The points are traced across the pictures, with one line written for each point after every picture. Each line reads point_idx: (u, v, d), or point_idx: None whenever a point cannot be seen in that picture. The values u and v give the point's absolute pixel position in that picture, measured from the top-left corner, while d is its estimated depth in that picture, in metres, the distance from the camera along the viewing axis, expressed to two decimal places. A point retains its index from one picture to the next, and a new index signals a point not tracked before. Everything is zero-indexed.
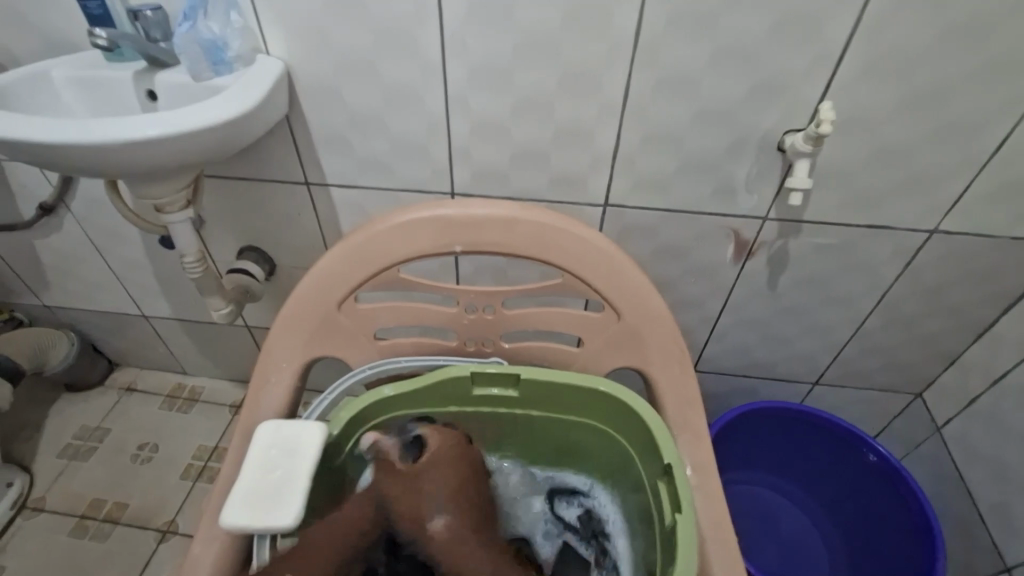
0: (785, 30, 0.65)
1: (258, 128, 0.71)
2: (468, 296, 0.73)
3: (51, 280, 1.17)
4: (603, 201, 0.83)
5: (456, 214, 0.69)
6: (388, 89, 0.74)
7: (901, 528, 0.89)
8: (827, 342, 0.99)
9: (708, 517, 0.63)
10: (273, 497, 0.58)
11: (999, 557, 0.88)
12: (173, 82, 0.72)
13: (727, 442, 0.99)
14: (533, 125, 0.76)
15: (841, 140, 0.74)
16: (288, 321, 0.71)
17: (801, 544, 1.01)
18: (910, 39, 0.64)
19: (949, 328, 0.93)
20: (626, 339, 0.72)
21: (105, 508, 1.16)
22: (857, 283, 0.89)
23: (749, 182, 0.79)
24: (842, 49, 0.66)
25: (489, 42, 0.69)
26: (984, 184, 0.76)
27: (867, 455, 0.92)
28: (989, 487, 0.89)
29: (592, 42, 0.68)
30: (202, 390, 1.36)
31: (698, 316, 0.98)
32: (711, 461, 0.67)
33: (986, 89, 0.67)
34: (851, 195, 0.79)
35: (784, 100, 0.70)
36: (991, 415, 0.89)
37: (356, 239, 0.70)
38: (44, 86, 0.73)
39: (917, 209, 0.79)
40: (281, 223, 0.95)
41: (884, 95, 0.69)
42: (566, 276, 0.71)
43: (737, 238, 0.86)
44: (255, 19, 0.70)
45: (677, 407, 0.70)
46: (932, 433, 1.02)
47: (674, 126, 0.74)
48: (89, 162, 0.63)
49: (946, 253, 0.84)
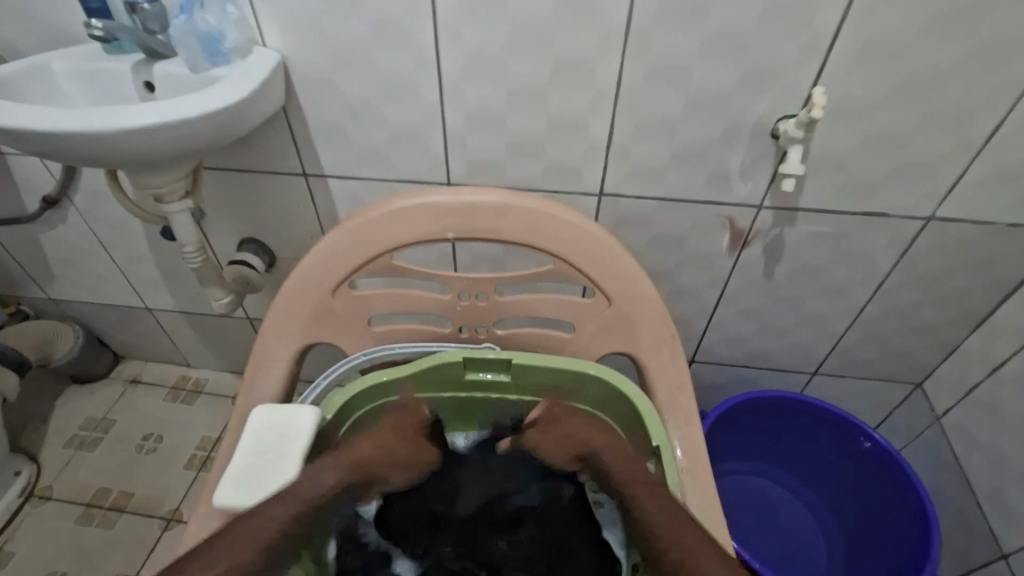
0: (777, 17, 0.65)
1: (254, 119, 0.72)
2: (461, 283, 0.74)
3: (56, 274, 1.19)
4: (598, 190, 0.83)
5: (448, 202, 0.70)
6: (383, 79, 0.75)
7: (898, 515, 0.89)
8: (824, 332, 0.99)
9: (700, 500, 0.64)
10: (261, 479, 0.59)
11: (997, 545, 0.87)
12: (170, 73, 0.73)
13: (723, 432, 0.99)
14: (527, 115, 0.77)
15: (835, 128, 0.73)
16: (282, 308, 0.72)
17: (800, 536, 1.01)
18: (901, 24, 0.64)
19: (948, 317, 0.93)
20: (617, 324, 0.72)
21: (112, 496, 1.18)
22: (852, 271, 0.89)
23: (743, 170, 0.79)
24: (832, 37, 0.66)
25: (481, 33, 0.70)
26: (979, 170, 0.75)
27: (863, 443, 0.93)
28: (986, 473, 0.89)
29: (583, 32, 0.68)
30: (205, 381, 1.37)
31: (696, 306, 0.98)
32: (701, 444, 0.68)
33: (979, 74, 0.67)
34: (846, 184, 0.79)
35: (776, 88, 0.70)
36: (989, 403, 0.89)
37: (350, 225, 0.70)
38: (45, 78, 0.74)
39: (913, 196, 0.79)
40: (281, 216, 0.96)
41: (877, 81, 0.69)
42: (556, 262, 0.71)
43: (733, 227, 0.86)
44: (251, 11, 0.71)
45: (668, 392, 0.70)
46: (932, 423, 1.01)
47: (667, 115, 0.74)
48: (88, 151, 0.65)
49: (942, 241, 0.83)
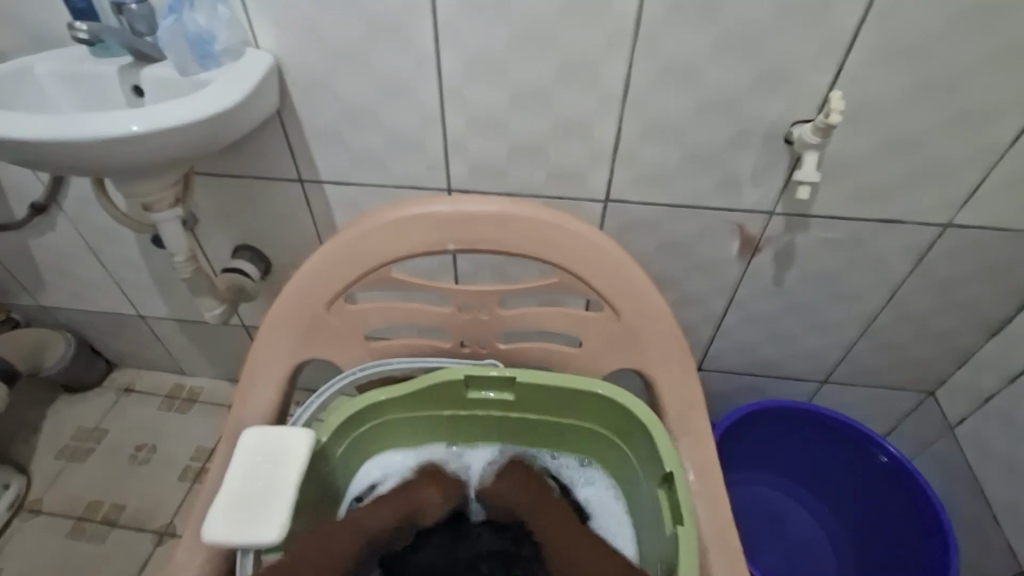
0: (793, 16, 0.62)
1: (247, 124, 0.69)
2: (463, 296, 0.71)
3: (47, 281, 1.16)
4: (604, 196, 0.81)
5: (448, 211, 0.67)
6: (380, 82, 0.72)
7: (914, 531, 0.86)
8: (835, 340, 0.96)
9: (715, 525, 0.62)
10: (256, 505, 0.56)
11: (1013, 559, 0.85)
12: (159, 77, 0.70)
13: (733, 442, 0.96)
14: (530, 119, 0.74)
15: (850, 132, 0.71)
16: (277, 322, 0.69)
17: (810, 549, 0.98)
18: (923, 22, 0.61)
19: (963, 325, 0.90)
20: (624, 338, 0.69)
21: (103, 509, 1.15)
22: (865, 278, 0.86)
23: (754, 175, 0.76)
24: (851, 36, 0.63)
25: (484, 33, 0.67)
26: (1000, 174, 0.72)
27: (878, 456, 0.90)
28: (1002, 485, 0.86)
29: (590, 31, 0.65)
30: (200, 389, 1.34)
31: (703, 314, 0.96)
32: (714, 466, 0.65)
33: (1003, 75, 0.64)
34: (861, 189, 0.76)
35: (790, 90, 0.68)
36: (1006, 414, 0.87)
37: (346, 237, 0.68)
38: (27, 82, 0.71)
39: (931, 201, 0.76)
40: (276, 221, 0.93)
41: (896, 82, 0.66)
42: (562, 273, 0.68)
43: (743, 234, 0.83)
44: (243, 10, 0.68)
45: (679, 410, 0.67)
46: (944, 432, 0.99)
47: (678, 117, 0.71)
48: (72, 160, 0.62)
49: (959, 247, 0.81)
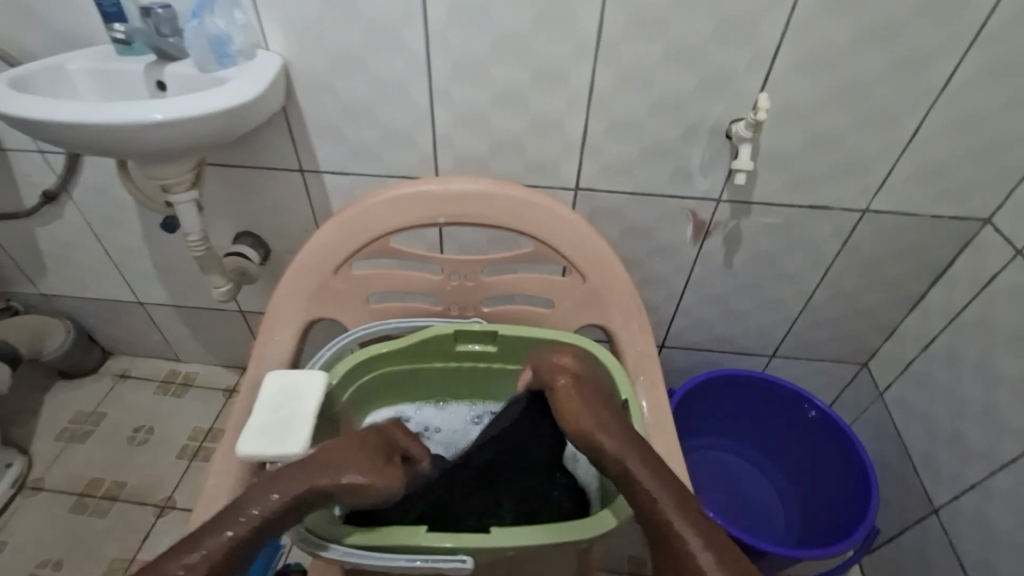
0: (727, 31, 0.74)
1: (257, 117, 0.78)
2: (453, 265, 0.81)
3: (50, 269, 1.22)
4: (574, 184, 0.92)
5: (439, 190, 0.77)
6: (377, 83, 0.82)
7: (846, 475, 0.98)
8: (780, 317, 1.08)
9: (665, 449, 0.72)
10: (280, 431, 0.64)
11: (929, 502, 0.97)
12: (181, 73, 0.79)
13: (686, 409, 1.07)
14: (509, 117, 0.85)
15: (781, 129, 0.83)
16: (289, 285, 0.78)
17: (760, 501, 1.10)
18: (833, 39, 0.74)
19: (887, 301, 1.04)
20: (590, 300, 0.80)
21: (104, 486, 1.21)
22: (803, 259, 0.99)
23: (702, 166, 0.88)
24: (775, 47, 0.75)
25: (468, 41, 0.78)
26: (905, 167, 0.86)
27: (808, 411, 1.02)
28: (921, 439, 0.99)
29: (560, 41, 0.77)
30: (195, 374, 1.41)
31: (665, 292, 1.07)
32: (665, 403, 0.76)
33: (900, 81, 0.77)
34: (792, 179, 0.89)
35: (729, 93, 0.80)
36: (922, 377, 1.00)
37: (349, 213, 0.77)
38: (60, 76, 0.79)
39: (851, 190, 0.89)
40: (276, 209, 1.02)
41: (816, 86, 0.78)
42: (537, 244, 0.79)
43: (696, 219, 0.95)
44: (256, 17, 0.77)
45: (636, 356, 0.78)
46: (876, 398, 1.12)
47: (635, 114, 0.83)
48: (105, 142, 0.70)
49: (877, 230, 0.94)
